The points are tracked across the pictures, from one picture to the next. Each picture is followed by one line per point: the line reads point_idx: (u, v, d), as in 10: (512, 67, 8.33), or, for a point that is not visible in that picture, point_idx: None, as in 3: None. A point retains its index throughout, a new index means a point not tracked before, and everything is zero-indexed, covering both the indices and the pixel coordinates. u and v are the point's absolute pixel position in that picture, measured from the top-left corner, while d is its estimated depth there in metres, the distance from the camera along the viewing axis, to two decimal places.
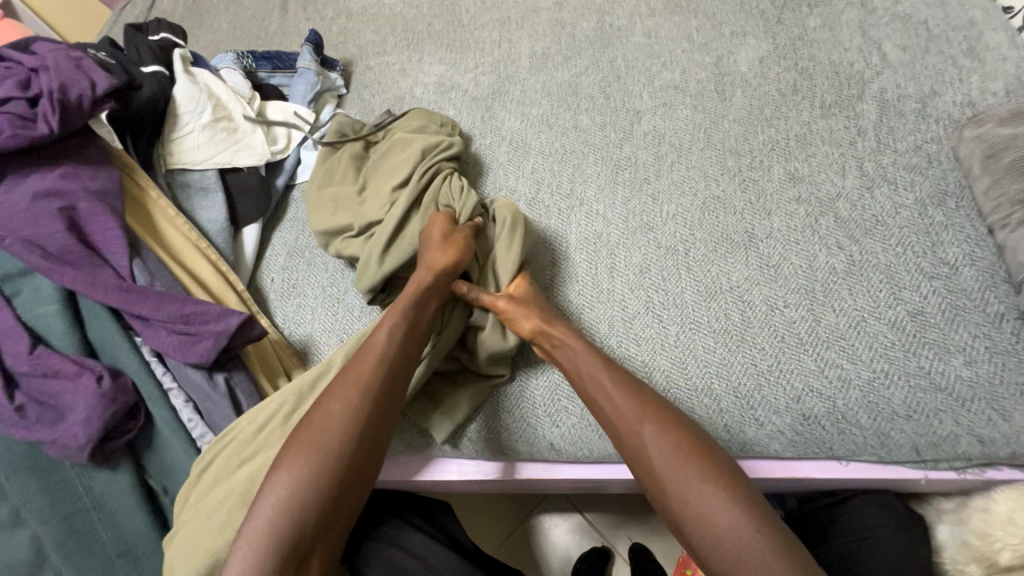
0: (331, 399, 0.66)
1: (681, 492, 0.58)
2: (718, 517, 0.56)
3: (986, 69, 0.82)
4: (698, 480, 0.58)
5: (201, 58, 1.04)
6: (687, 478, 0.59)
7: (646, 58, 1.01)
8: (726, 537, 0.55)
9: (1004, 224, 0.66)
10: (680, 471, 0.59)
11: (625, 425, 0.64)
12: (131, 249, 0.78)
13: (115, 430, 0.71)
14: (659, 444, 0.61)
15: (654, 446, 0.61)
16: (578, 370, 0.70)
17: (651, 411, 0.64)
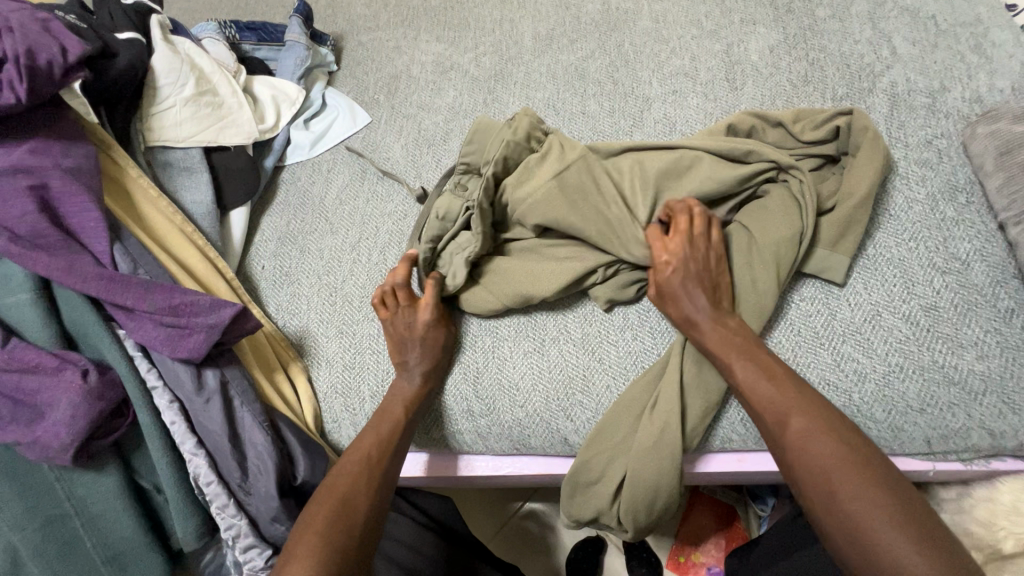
0: (343, 474, 0.64)
1: (850, 499, 0.52)
2: (886, 536, 0.49)
3: (993, 66, 0.82)
4: (866, 488, 0.52)
5: (180, 25, 0.96)
6: (864, 487, 0.52)
7: (655, 43, 0.98)
8: (897, 556, 0.48)
9: (1018, 220, 0.67)
10: (845, 476, 0.53)
11: (780, 411, 0.59)
12: (112, 231, 0.71)
13: (104, 427, 0.66)
14: (827, 444, 0.55)
15: (812, 441, 0.56)
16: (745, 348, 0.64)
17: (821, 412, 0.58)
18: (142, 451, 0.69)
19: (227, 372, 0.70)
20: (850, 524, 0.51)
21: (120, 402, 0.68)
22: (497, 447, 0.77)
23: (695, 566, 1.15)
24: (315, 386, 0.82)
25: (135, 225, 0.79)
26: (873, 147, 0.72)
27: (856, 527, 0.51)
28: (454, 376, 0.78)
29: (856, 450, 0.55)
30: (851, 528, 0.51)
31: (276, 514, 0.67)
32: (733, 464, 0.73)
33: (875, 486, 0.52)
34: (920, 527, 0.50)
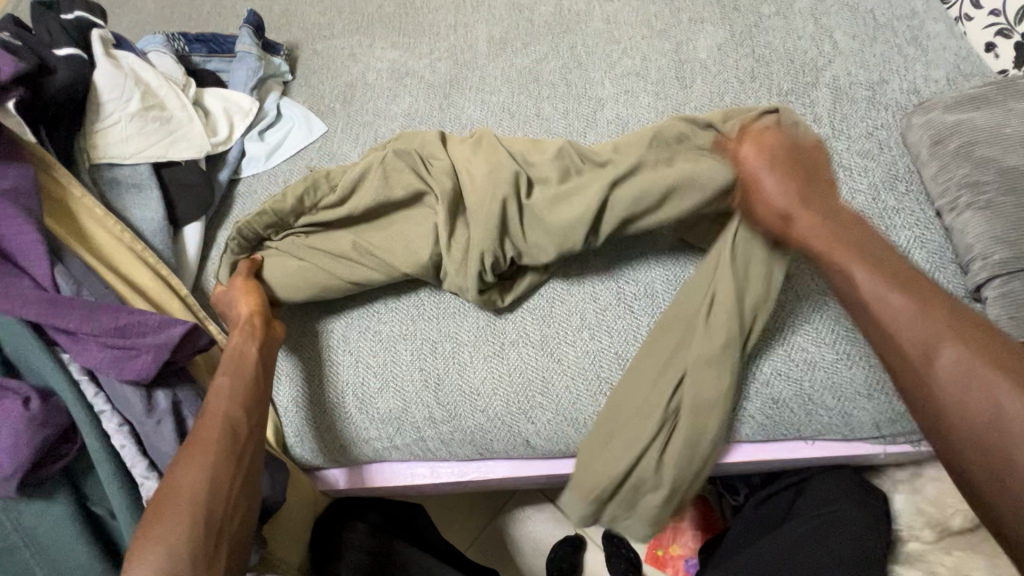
0: (178, 472, 0.58)
1: (940, 378, 0.47)
2: (1020, 446, 0.42)
3: (928, 57, 0.85)
4: (956, 342, 0.48)
5: (123, 39, 0.94)
6: (969, 359, 0.47)
7: (606, 44, 0.99)
8: (1021, 475, 0.42)
9: (951, 207, 0.69)
10: (950, 364, 0.47)
11: (912, 347, 0.50)
12: (52, 253, 0.69)
13: (51, 454, 0.64)
14: (912, 317, 0.51)
15: (880, 295, 0.53)
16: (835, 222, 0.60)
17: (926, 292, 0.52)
18: (93, 477, 0.68)
19: (179, 392, 0.69)
20: (952, 426, 0.46)
21: (68, 428, 0.66)
22: (461, 452, 0.77)
23: (671, 560, 1.17)
24: (275, 401, 0.81)
25: (81, 246, 0.77)
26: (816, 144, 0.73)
27: (996, 425, 0.44)
28: (415, 383, 0.77)
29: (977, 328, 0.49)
30: (960, 419, 0.45)
31: None
32: None
33: (986, 351, 0.47)
34: None
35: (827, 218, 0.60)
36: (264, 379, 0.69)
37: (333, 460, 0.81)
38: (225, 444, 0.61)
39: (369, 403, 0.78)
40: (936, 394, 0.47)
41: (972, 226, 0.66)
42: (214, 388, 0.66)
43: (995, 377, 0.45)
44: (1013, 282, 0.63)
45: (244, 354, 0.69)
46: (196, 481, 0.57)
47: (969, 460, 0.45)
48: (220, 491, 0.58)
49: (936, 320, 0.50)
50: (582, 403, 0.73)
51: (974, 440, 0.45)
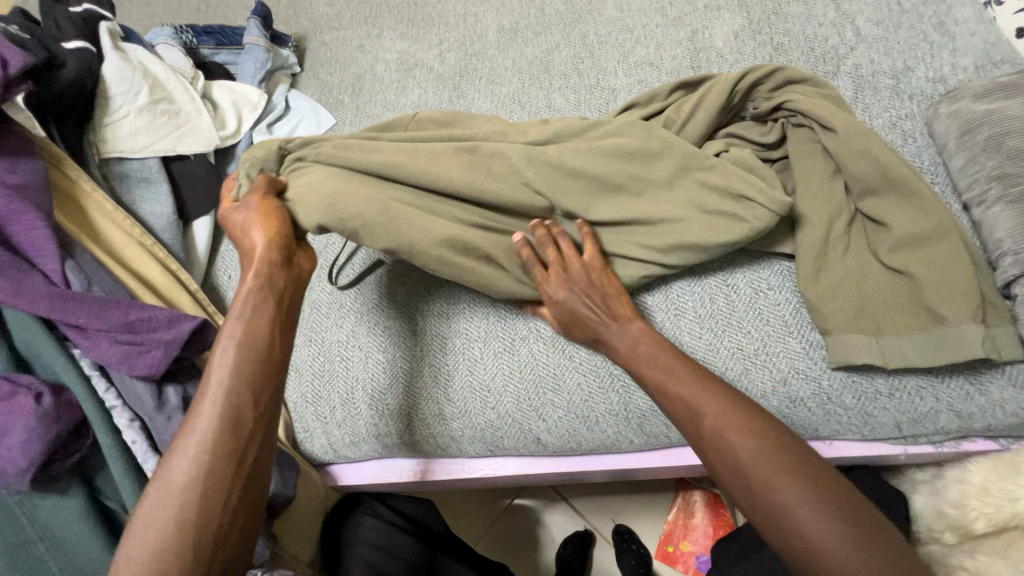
0: (172, 473, 0.50)
1: (738, 454, 0.53)
2: (805, 516, 0.49)
3: (956, 44, 0.82)
4: (748, 434, 0.54)
5: (132, 32, 0.93)
6: (748, 439, 0.53)
7: (619, 33, 0.97)
8: (815, 544, 0.48)
9: (981, 200, 0.67)
10: (747, 445, 0.53)
11: (710, 428, 0.55)
12: (62, 248, 0.69)
13: (64, 449, 0.64)
14: (742, 439, 0.54)
15: (694, 402, 0.57)
16: (634, 351, 0.64)
17: (736, 405, 0.56)
18: (106, 471, 0.68)
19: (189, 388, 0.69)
20: (753, 480, 0.52)
21: (80, 423, 0.66)
22: (471, 449, 0.77)
23: (682, 556, 1.16)
24: (286, 397, 0.81)
25: (92, 240, 0.77)
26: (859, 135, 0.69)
27: (772, 509, 0.50)
28: (424, 379, 0.77)
29: (769, 438, 0.54)
30: (758, 487, 0.51)
31: None
32: None
33: (773, 450, 0.53)
34: (830, 495, 0.50)
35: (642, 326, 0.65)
36: (275, 344, 0.58)
37: (341, 455, 0.81)
38: (223, 440, 0.52)
39: (379, 400, 0.78)
40: (731, 461, 0.53)
41: (1002, 221, 0.64)
42: (218, 355, 0.56)
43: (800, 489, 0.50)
44: None
45: (254, 316, 0.58)
46: (184, 488, 0.50)
47: (759, 522, 0.51)
48: (213, 502, 0.50)
49: (738, 414, 0.55)
50: (595, 401, 0.72)
51: (756, 506, 0.52)
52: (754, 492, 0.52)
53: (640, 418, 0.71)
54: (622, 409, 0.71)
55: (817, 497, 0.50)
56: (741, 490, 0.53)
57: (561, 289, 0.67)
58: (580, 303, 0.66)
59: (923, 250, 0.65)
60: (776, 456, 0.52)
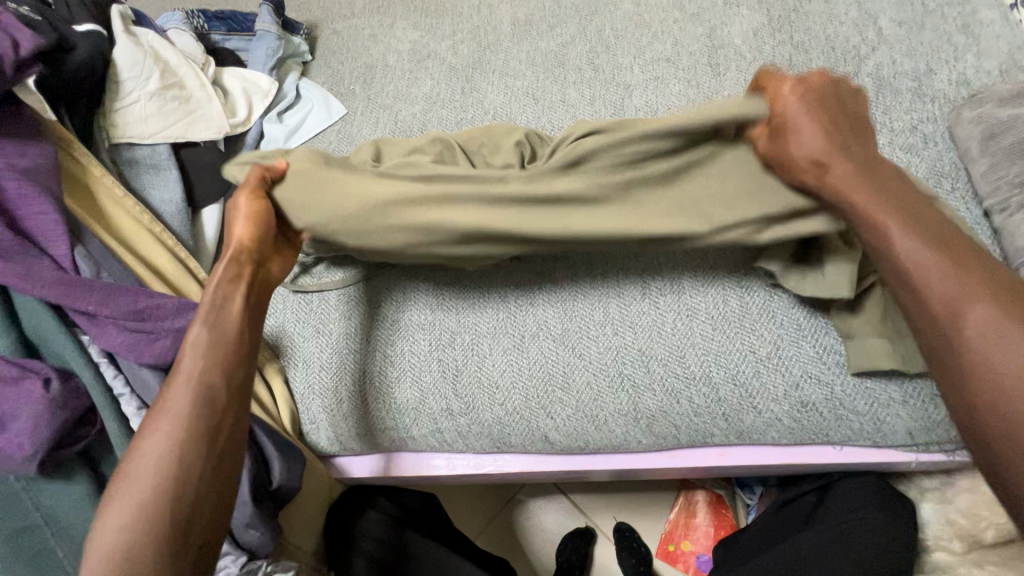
0: (148, 438, 0.53)
1: (969, 328, 0.46)
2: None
3: (980, 46, 0.80)
4: (992, 308, 0.45)
5: (143, 16, 0.92)
6: (987, 299, 0.46)
7: (636, 28, 0.95)
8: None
9: (1003, 207, 0.66)
10: (985, 317, 0.45)
11: (944, 293, 0.48)
12: (72, 233, 0.69)
13: (71, 435, 0.64)
14: (980, 311, 0.45)
15: (928, 269, 0.49)
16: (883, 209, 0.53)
17: (963, 266, 0.48)
18: (112, 458, 0.68)
19: None
20: (960, 347, 0.46)
21: (87, 410, 0.66)
22: (478, 445, 0.77)
23: (683, 555, 1.16)
24: (292, 387, 0.80)
25: (101, 226, 0.76)
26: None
27: (997, 389, 0.44)
28: (433, 374, 0.76)
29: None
30: (965, 359, 0.46)
31: (251, 520, 0.66)
32: (712, 459, 0.73)
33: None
34: None
35: (875, 180, 0.55)
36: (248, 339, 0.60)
37: (347, 448, 0.80)
38: (202, 417, 0.54)
39: (386, 393, 0.77)
40: (953, 335, 0.47)
41: None
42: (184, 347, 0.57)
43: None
44: None
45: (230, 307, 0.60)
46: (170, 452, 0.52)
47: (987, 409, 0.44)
48: (187, 493, 0.51)
49: (970, 282, 0.47)
50: (604, 401, 0.71)
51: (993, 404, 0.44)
52: (970, 370, 0.45)
53: (649, 419, 0.71)
54: (631, 409, 0.71)
55: None
56: (959, 377, 0.46)
57: (803, 119, 0.57)
58: (804, 130, 0.57)
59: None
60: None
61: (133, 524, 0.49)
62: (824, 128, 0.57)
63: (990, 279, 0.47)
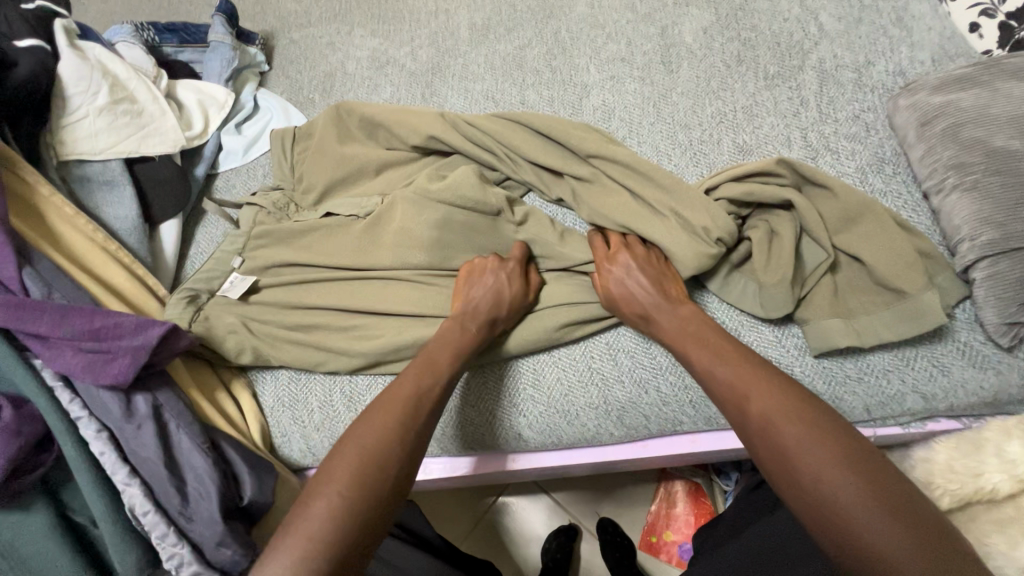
0: (357, 432, 0.59)
1: (787, 443, 0.51)
2: (845, 493, 0.47)
3: (913, 38, 0.84)
4: (800, 425, 0.52)
5: (89, 30, 0.90)
6: (786, 418, 0.52)
7: (591, 29, 0.97)
8: (858, 523, 0.46)
9: (939, 188, 0.69)
10: (789, 437, 0.51)
11: (743, 399, 0.56)
12: (20, 254, 0.66)
13: (27, 463, 0.61)
14: (790, 431, 0.52)
15: (738, 389, 0.57)
16: (682, 336, 0.64)
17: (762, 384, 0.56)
18: (72, 484, 0.65)
19: (159, 396, 0.66)
20: (787, 458, 0.51)
21: (43, 435, 0.63)
22: (454, 448, 0.76)
23: (666, 545, 1.18)
24: (261, 402, 0.80)
25: (52, 246, 0.74)
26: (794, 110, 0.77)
27: (794, 472, 0.50)
28: None
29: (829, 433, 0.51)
30: (788, 469, 0.50)
31: (222, 538, 0.63)
32: (682, 447, 0.75)
33: (835, 452, 0.49)
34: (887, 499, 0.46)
35: (678, 316, 0.66)
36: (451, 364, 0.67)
37: (319, 460, 0.80)
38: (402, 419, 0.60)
39: (358, 401, 0.77)
40: (772, 448, 0.52)
41: (960, 208, 0.65)
42: (395, 388, 0.64)
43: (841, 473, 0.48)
44: (1001, 263, 0.61)
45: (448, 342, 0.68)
46: (338, 509, 0.53)
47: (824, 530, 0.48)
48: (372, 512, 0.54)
49: (788, 401, 0.54)
50: (575, 395, 0.72)
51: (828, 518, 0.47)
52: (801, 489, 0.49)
53: (619, 411, 0.72)
54: (602, 402, 0.72)
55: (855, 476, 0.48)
56: (793, 487, 0.50)
57: (618, 270, 0.69)
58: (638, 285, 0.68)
59: (855, 229, 0.69)
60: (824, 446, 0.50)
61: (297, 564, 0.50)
62: (649, 286, 0.67)
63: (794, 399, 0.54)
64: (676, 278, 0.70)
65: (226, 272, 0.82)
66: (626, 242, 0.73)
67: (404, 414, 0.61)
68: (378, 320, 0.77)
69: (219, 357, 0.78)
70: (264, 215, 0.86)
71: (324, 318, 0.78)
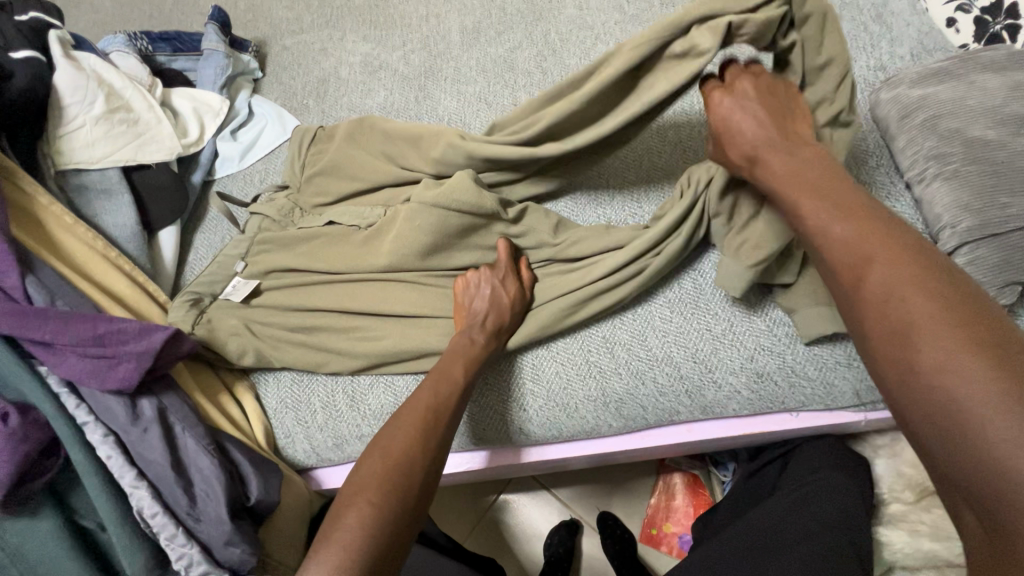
0: (393, 437, 0.61)
1: (909, 309, 0.43)
2: (966, 376, 0.39)
3: (892, 34, 0.87)
4: (923, 295, 0.43)
5: (84, 40, 0.90)
6: (910, 284, 0.44)
7: (580, 30, 0.99)
8: (979, 408, 0.37)
9: (920, 178, 0.71)
10: (914, 304, 0.43)
11: (849, 261, 0.48)
12: (23, 263, 0.67)
13: (33, 469, 0.62)
14: (918, 300, 0.43)
15: (852, 247, 0.48)
16: (788, 178, 0.55)
17: (889, 245, 0.47)
18: (80, 489, 0.66)
19: (164, 400, 0.67)
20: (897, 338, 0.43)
21: (49, 442, 0.64)
22: (457, 443, 0.78)
23: (666, 537, 1.19)
24: (265, 404, 0.81)
25: (52, 254, 0.74)
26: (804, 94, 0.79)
27: (908, 340, 0.42)
28: (405, 378, 0.78)
29: (955, 307, 0.42)
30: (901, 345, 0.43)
31: (230, 537, 0.64)
32: (679, 437, 0.76)
33: (964, 330, 0.40)
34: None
35: (794, 157, 0.56)
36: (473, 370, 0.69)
37: (323, 459, 0.81)
38: (430, 420, 0.63)
39: (361, 401, 0.78)
40: (886, 318, 0.44)
41: (940, 197, 0.68)
42: (418, 394, 0.65)
43: (970, 350, 0.39)
44: (981, 248, 0.64)
45: (459, 352, 0.70)
46: (371, 516, 0.54)
47: (931, 418, 0.40)
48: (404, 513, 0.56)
49: (907, 274, 0.45)
50: (573, 388, 0.74)
51: (939, 403, 0.40)
52: (911, 363, 0.42)
53: (618, 402, 0.73)
54: (600, 395, 0.73)
55: (988, 355, 0.39)
56: (900, 372, 0.42)
57: (730, 101, 0.60)
58: (745, 120, 0.59)
59: None
60: (955, 321, 0.41)
61: (342, 562, 0.51)
62: (767, 119, 0.58)
63: (935, 270, 0.45)
64: (797, 101, 0.61)
65: (229, 275, 0.83)
66: (746, 67, 0.62)
67: (427, 421, 0.63)
68: (378, 321, 0.78)
69: (221, 359, 0.79)
70: (270, 221, 0.87)
71: (327, 320, 0.79)
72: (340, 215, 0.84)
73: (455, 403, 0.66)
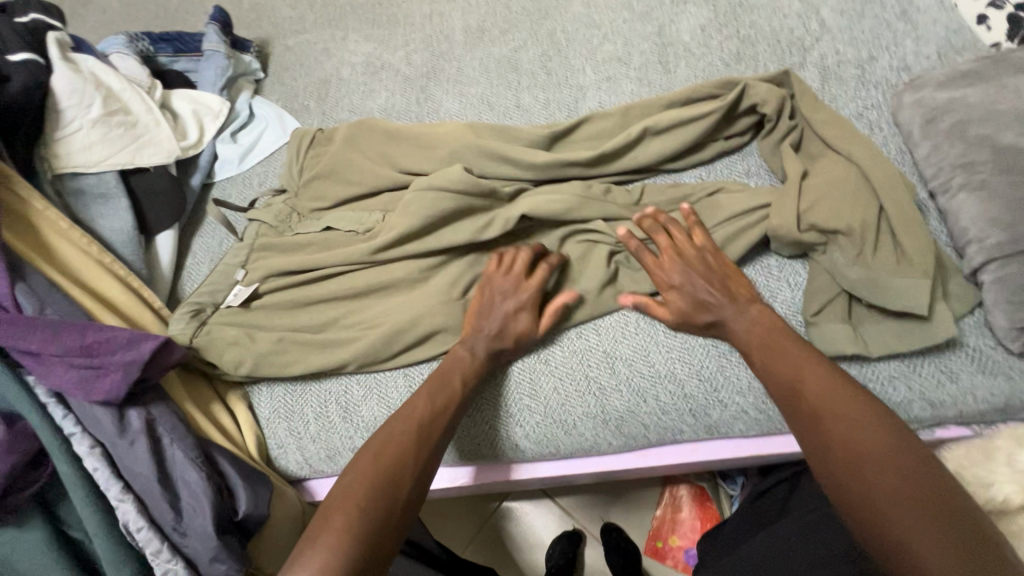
0: (385, 448, 0.60)
1: (839, 429, 0.53)
2: (883, 488, 0.48)
3: (918, 32, 0.82)
4: (857, 419, 0.53)
5: (83, 42, 0.90)
6: (845, 415, 0.54)
7: (587, 29, 0.96)
8: (890, 516, 0.46)
9: (945, 188, 0.66)
10: (844, 429, 0.53)
11: (799, 386, 0.58)
12: (14, 269, 0.66)
13: (20, 481, 0.61)
14: (847, 423, 0.53)
15: (797, 376, 0.59)
16: (749, 323, 0.65)
17: (833, 381, 0.57)
18: (69, 499, 0.65)
19: (152, 411, 0.66)
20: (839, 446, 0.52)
21: (38, 452, 0.63)
22: (449, 459, 0.75)
23: (671, 551, 1.16)
24: (258, 413, 0.80)
25: (45, 261, 0.73)
26: (811, 99, 0.76)
27: (841, 458, 0.51)
28: (400, 390, 0.76)
29: (882, 433, 0.52)
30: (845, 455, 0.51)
31: (216, 553, 0.63)
32: (683, 458, 0.73)
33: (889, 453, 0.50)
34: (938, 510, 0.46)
35: (749, 309, 0.66)
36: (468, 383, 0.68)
37: (316, 471, 0.79)
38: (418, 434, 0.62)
39: (354, 412, 0.77)
40: (823, 433, 0.54)
41: (966, 209, 0.63)
42: (411, 404, 0.65)
43: (890, 471, 0.49)
44: (1011, 265, 0.59)
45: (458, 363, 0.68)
46: (353, 528, 0.53)
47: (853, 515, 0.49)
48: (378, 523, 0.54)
49: (855, 409, 0.54)
50: (572, 405, 0.71)
51: (860, 507, 0.49)
52: (842, 466, 0.51)
53: (617, 420, 0.70)
54: (598, 412, 0.71)
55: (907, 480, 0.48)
56: (822, 464, 0.53)
57: (676, 272, 0.68)
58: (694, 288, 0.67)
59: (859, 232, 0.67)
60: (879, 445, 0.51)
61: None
62: (712, 289, 0.67)
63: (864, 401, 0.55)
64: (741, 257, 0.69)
65: (229, 284, 0.81)
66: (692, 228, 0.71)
67: (418, 433, 0.62)
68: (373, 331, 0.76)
69: (213, 368, 0.78)
70: (267, 227, 0.85)
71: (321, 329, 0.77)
72: (337, 221, 0.82)
73: (450, 413, 0.65)
